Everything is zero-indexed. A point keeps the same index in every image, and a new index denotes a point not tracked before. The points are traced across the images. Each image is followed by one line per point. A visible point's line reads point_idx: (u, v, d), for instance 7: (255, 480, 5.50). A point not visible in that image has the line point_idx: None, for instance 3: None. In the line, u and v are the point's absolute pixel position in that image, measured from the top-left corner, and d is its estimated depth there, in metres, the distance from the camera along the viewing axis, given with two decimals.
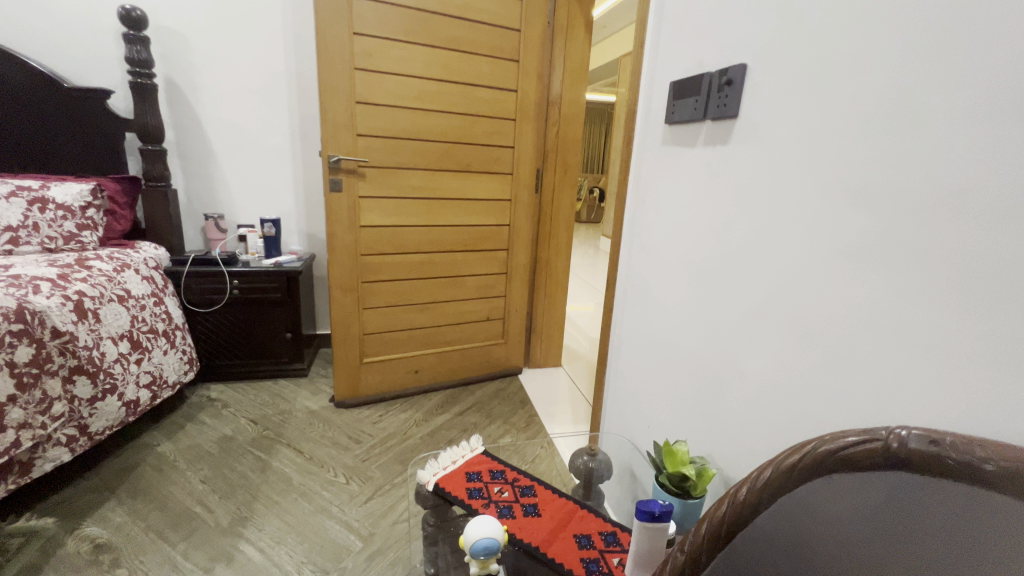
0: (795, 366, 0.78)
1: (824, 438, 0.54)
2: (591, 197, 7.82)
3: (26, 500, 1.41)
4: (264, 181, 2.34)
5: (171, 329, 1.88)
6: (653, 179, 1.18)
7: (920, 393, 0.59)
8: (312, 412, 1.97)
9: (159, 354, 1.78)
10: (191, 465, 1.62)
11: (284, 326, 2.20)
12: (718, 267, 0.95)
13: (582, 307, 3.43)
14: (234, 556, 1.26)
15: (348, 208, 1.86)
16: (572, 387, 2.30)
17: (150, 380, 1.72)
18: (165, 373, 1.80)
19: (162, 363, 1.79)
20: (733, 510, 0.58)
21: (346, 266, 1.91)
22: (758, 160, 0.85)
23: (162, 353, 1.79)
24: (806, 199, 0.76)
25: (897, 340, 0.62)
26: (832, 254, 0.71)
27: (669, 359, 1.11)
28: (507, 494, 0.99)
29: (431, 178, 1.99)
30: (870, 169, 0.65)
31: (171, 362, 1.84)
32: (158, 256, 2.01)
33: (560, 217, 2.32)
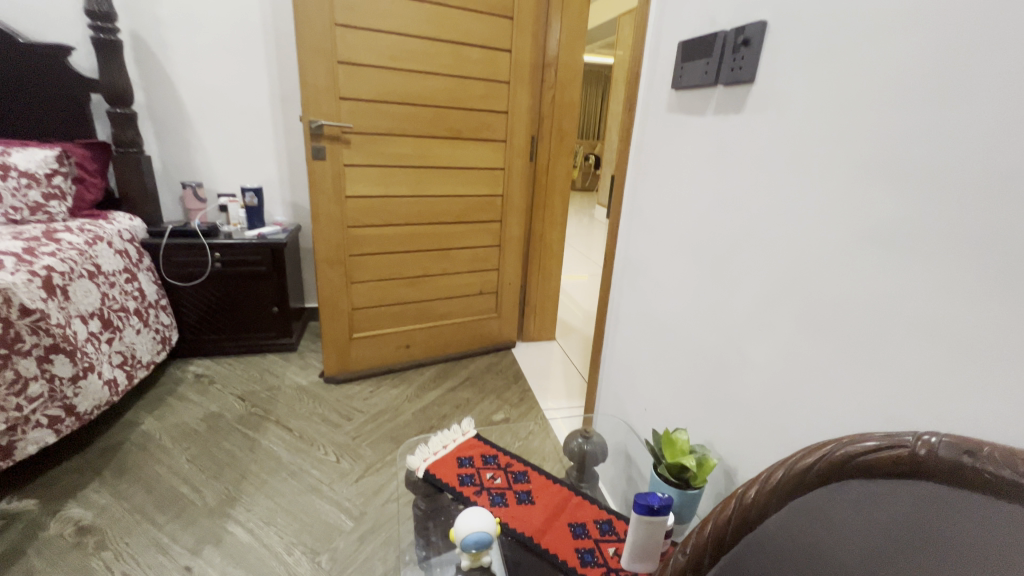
0: (806, 354, 0.74)
1: (840, 442, 0.51)
2: (587, 164, 7.65)
3: (7, 481, 1.38)
4: (244, 147, 2.22)
5: (143, 308, 1.81)
6: (657, 149, 1.10)
7: (946, 390, 0.55)
8: (302, 389, 1.93)
9: (131, 333, 1.72)
10: (177, 443, 1.58)
11: (270, 300, 2.13)
12: (725, 246, 0.89)
13: (577, 278, 3.38)
14: (223, 537, 1.24)
15: (332, 177, 1.77)
16: (567, 361, 2.28)
17: (122, 360, 1.66)
18: (138, 353, 1.74)
19: (134, 343, 1.72)
20: (739, 512, 0.55)
21: (332, 239, 1.84)
22: (773, 131, 0.78)
23: (134, 333, 1.73)
24: (826, 175, 0.69)
25: (924, 332, 0.57)
26: (853, 236, 0.65)
27: (670, 341, 1.06)
28: (499, 481, 0.96)
29: (420, 145, 1.89)
30: (903, 142, 0.59)
31: (144, 341, 1.78)
32: (133, 228, 1.91)
33: (556, 187, 2.23)
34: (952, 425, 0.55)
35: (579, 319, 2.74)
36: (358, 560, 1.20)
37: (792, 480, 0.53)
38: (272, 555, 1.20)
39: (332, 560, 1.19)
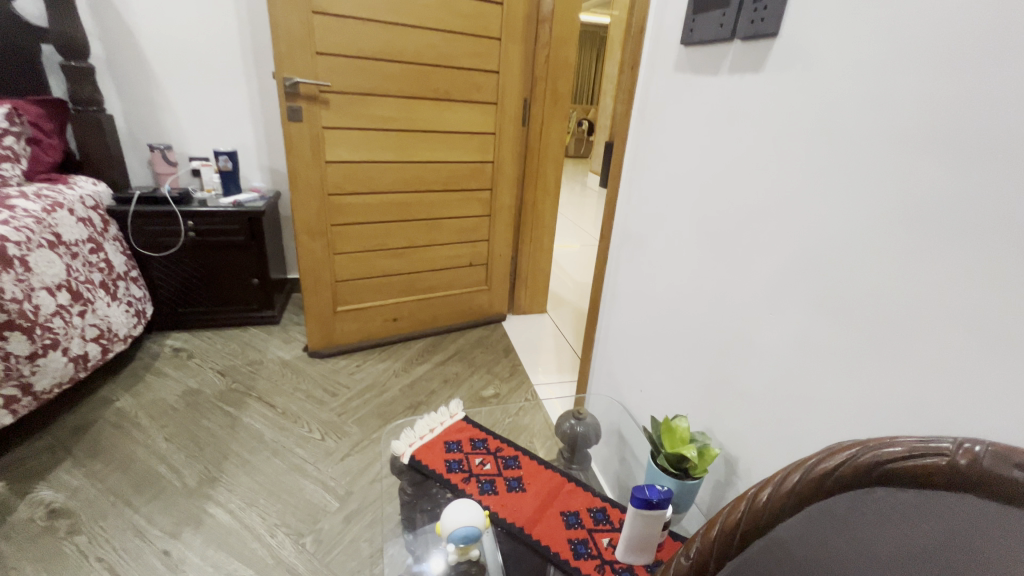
0: (818, 341, 0.68)
1: (865, 446, 0.46)
2: (580, 129, 7.43)
3: None
4: (215, 107, 2.07)
5: (111, 280, 1.70)
6: (661, 114, 1.02)
7: (982, 389, 0.50)
8: (285, 363, 1.87)
9: (103, 306, 1.63)
10: (154, 421, 1.52)
11: (249, 271, 2.03)
12: (734, 222, 0.83)
13: (569, 249, 3.30)
14: (203, 519, 1.20)
15: (311, 141, 1.65)
16: (558, 334, 2.23)
17: (97, 334, 1.58)
18: (114, 326, 1.65)
19: (109, 315, 1.64)
20: (750, 516, 0.50)
21: (312, 207, 1.73)
22: (796, 93, 0.70)
23: (106, 305, 1.64)
24: (853, 145, 0.62)
25: (958, 323, 0.52)
26: (882, 214, 0.59)
27: (669, 320, 1.01)
28: (489, 467, 0.92)
29: (405, 107, 1.76)
30: (951, 107, 0.51)
31: (119, 314, 1.69)
32: (98, 193, 1.79)
33: (549, 154, 2.12)
34: (983, 425, 0.50)
35: (570, 291, 2.68)
36: (344, 542, 1.17)
37: (810, 486, 0.48)
38: (254, 538, 1.17)
39: (317, 542, 1.16)
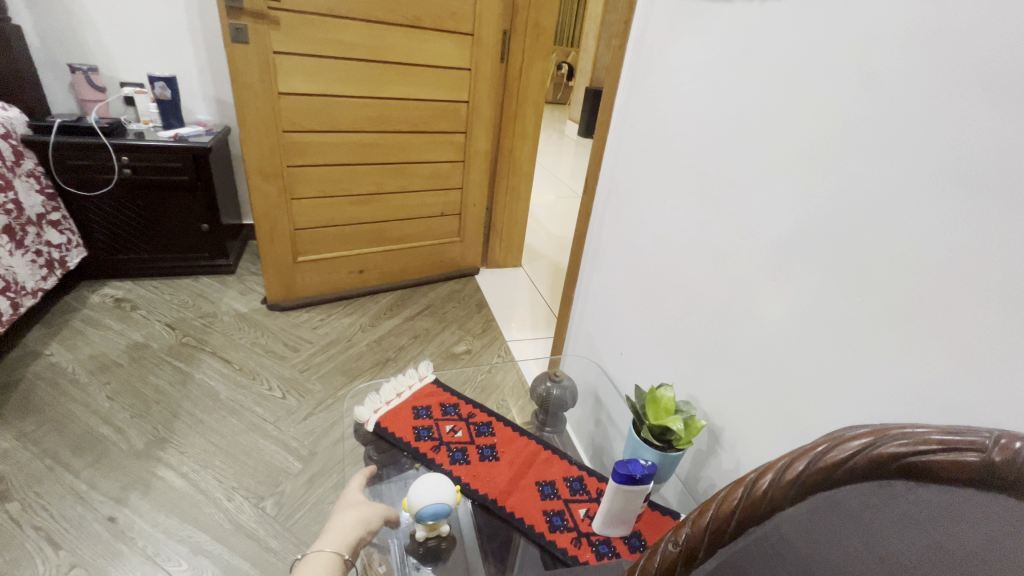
0: (824, 311, 0.63)
1: (887, 437, 0.42)
2: (559, 72, 7.07)
3: None
4: (148, 24, 1.80)
5: (21, 225, 1.51)
6: (661, 52, 0.91)
7: (1008, 374, 0.45)
8: (242, 316, 1.75)
9: (4, 255, 1.43)
10: (95, 378, 1.40)
11: (197, 215, 1.85)
12: (736, 179, 0.75)
13: (545, 199, 3.18)
14: (152, 483, 1.12)
15: (259, 67, 1.45)
16: (532, 289, 2.17)
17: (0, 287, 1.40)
18: (19, 278, 1.47)
19: (12, 266, 1.45)
20: (748, 501, 0.45)
21: (265, 145, 1.56)
22: (823, 27, 0.60)
23: (8, 255, 1.45)
24: (889, 90, 0.54)
25: (993, 299, 0.46)
26: (913, 173, 0.52)
27: (657, 282, 0.95)
28: (460, 435, 0.87)
29: (369, 33, 1.57)
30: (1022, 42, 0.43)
31: (24, 265, 1.50)
32: (9, 120, 1.55)
33: (529, 96, 1.95)
34: (1007, 414, 0.46)
35: (547, 245, 2.60)
36: (307, 504, 1.12)
37: (817, 475, 0.43)
38: (209, 502, 1.10)
39: (278, 505, 1.11)
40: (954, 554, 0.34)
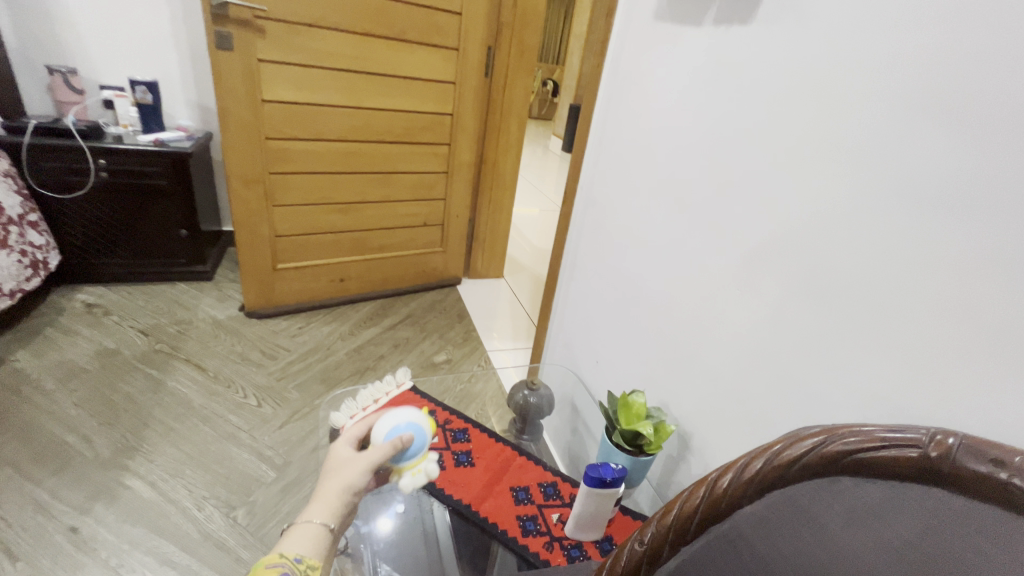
0: (789, 320, 0.66)
1: (838, 435, 0.43)
2: (545, 90, 7.21)
3: None
4: (130, 28, 1.79)
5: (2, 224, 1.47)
6: (635, 69, 0.95)
7: (955, 378, 0.49)
8: (217, 323, 1.72)
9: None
10: (62, 385, 1.36)
11: (175, 220, 1.83)
12: (707, 192, 0.78)
13: (529, 212, 3.22)
14: (119, 493, 1.09)
15: (242, 73, 1.46)
16: (514, 300, 2.18)
17: None
18: None
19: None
20: (708, 501, 0.48)
21: (246, 151, 1.56)
22: (783, 49, 0.65)
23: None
24: (842, 112, 0.58)
25: (944, 306, 0.49)
26: (863, 190, 0.56)
27: (632, 292, 0.97)
28: (436, 441, 0.88)
29: (354, 44, 1.59)
30: (964, 67, 0.47)
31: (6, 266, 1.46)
32: None
33: (512, 109, 1.98)
34: (956, 413, 0.49)
35: (529, 257, 2.63)
36: (279, 514, 1.10)
37: (772, 473, 0.46)
38: (177, 512, 1.07)
39: (250, 515, 1.09)
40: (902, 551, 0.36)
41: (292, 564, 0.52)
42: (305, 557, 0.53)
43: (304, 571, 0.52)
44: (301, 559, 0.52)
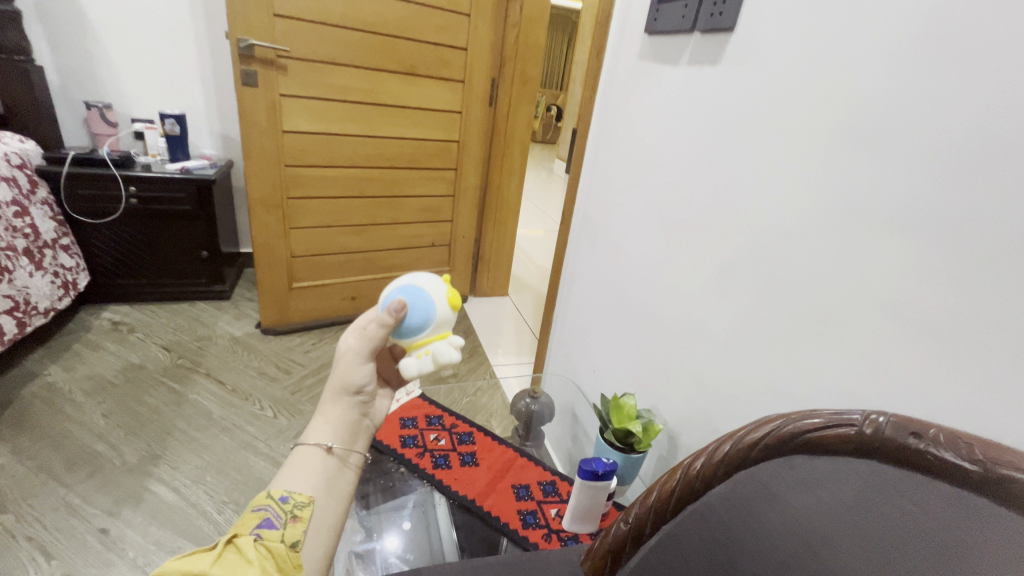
0: (764, 325, 0.74)
1: (790, 419, 0.50)
2: (549, 115, 7.42)
3: None
4: (162, 66, 1.94)
5: (38, 247, 1.59)
6: (624, 102, 1.05)
7: (901, 372, 0.56)
8: (236, 340, 1.81)
9: (22, 276, 1.51)
10: (90, 398, 1.44)
11: (198, 243, 1.94)
12: (691, 213, 0.86)
13: (533, 233, 3.32)
14: (145, 497, 1.16)
15: (265, 107, 1.58)
16: (518, 317, 2.26)
17: (12, 306, 1.46)
18: (33, 298, 1.54)
19: (29, 286, 1.53)
20: (684, 482, 0.55)
21: (267, 178, 1.67)
22: (749, 86, 0.75)
23: (26, 275, 1.53)
24: (799, 142, 0.67)
25: (888, 310, 0.57)
26: (819, 210, 0.65)
27: (626, 305, 1.05)
28: (443, 443, 0.96)
29: (368, 79, 1.71)
30: (895, 106, 0.56)
31: (41, 286, 1.57)
32: (26, 152, 1.65)
33: (515, 136, 2.09)
34: (902, 400, 0.56)
35: (533, 276, 2.72)
36: None
37: (738, 455, 0.53)
38: (199, 515, 1.14)
39: None
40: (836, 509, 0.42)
41: (277, 504, 0.52)
42: (292, 495, 0.54)
43: (292, 511, 0.52)
44: (291, 494, 0.53)
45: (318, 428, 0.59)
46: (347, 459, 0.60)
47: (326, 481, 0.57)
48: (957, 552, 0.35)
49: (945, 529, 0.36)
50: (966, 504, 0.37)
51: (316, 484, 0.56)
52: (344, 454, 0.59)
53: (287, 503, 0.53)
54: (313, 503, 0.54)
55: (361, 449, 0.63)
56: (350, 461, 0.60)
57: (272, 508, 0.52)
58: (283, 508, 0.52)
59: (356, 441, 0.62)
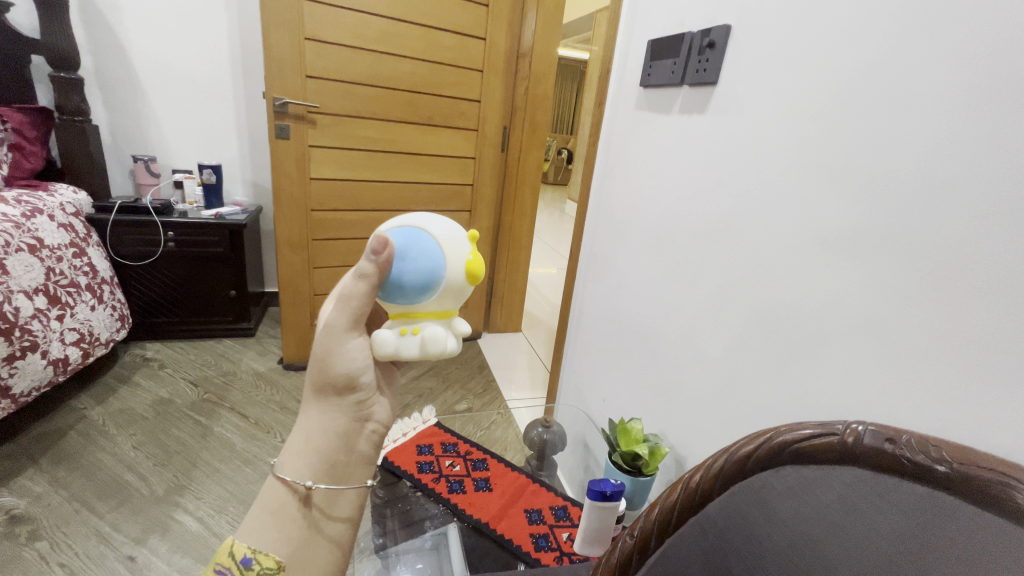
0: (760, 349, 0.79)
1: (781, 430, 0.54)
2: (560, 158, 7.69)
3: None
4: (203, 122, 2.13)
5: (97, 283, 1.73)
6: (627, 147, 1.15)
7: (882, 387, 0.61)
8: (259, 375, 1.88)
9: (86, 310, 1.65)
10: (122, 430, 1.51)
11: (227, 282, 2.04)
12: (688, 244, 0.94)
13: (545, 271, 3.41)
14: (171, 526, 1.20)
15: (296, 157, 1.71)
16: (531, 352, 2.30)
17: (78, 338, 1.59)
18: (95, 330, 1.67)
19: (91, 319, 1.66)
20: (685, 495, 0.57)
21: (295, 221, 1.79)
22: (735, 131, 0.84)
23: (89, 309, 1.66)
24: (782, 181, 0.75)
25: (868, 329, 0.62)
26: (802, 241, 0.71)
27: (635, 334, 1.11)
28: (458, 469, 1.01)
29: (389, 130, 1.86)
30: (861, 148, 0.63)
31: (101, 318, 1.71)
32: (78, 201, 1.81)
33: (526, 179, 2.20)
34: (884, 412, 0.61)
35: (546, 312, 2.77)
36: None
37: (733, 466, 0.56)
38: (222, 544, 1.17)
39: None
40: (819, 510, 0.44)
41: (240, 569, 0.50)
42: (257, 558, 0.50)
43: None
44: (255, 556, 0.50)
45: (293, 460, 0.54)
46: (332, 511, 0.55)
47: (302, 534, 0.53)
48: (933, 546, 0.37)
49: (922, 524, 0.39)
50: (938, 502, 0.41)
51: (288, 539, 0.52)
52: (329, 490, 0.55)
53: (251, 566, 0.50)
54: (284, 568, 0.51)
55: (357, 475, 0.58)
56: (342, 492, 0.56)
57: (234, 572, 0.50)
58: (247, 572, 0.50)
59: (349, 463, 0.57)
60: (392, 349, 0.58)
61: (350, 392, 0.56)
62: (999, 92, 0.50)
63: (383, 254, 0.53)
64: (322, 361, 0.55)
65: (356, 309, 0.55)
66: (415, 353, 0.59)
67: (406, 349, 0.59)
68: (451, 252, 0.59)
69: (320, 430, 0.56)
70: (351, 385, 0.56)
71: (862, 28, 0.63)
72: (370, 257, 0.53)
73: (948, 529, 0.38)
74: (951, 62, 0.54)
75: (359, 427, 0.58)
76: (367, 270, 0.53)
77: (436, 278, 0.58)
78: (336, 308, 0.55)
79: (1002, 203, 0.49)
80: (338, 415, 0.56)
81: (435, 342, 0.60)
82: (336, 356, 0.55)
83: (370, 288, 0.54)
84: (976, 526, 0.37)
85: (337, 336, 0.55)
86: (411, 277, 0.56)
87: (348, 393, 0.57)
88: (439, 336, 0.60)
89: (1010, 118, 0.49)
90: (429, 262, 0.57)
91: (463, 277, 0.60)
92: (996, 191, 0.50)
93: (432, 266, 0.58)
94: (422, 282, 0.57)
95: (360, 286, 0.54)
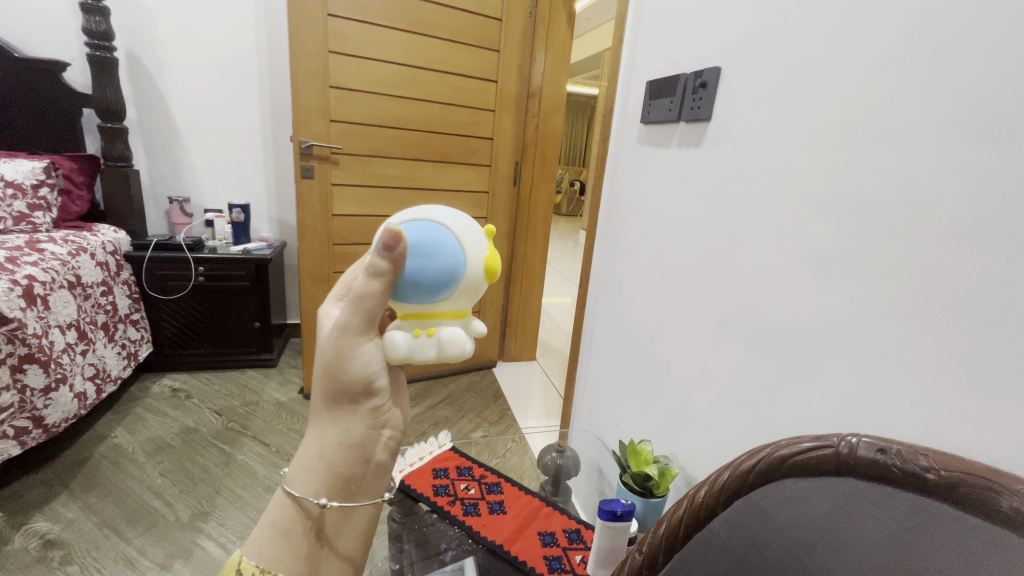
0: (761, 367, 0.82)
1: (780, 443, 0.53)
2: (573, 189, 7.85)
3: (19, 469, 1.47)
4: (234, 164, 2.27)
5: (114, 322, 1.81)
6: (630, 179, 1.22)
7: (878, 402, 0.63)
8: (280, 404, 1.93)
9: (101, 346, 1.72)
10: (150, 458, 1.57)
11: (252, 314, 2.14)
12: (689, 269, 0.98)
13: (559, 300, 3.45)
14: (194, 552, 1.23)
15: (319, 195, 1.82)
16: (545, 380, 2.31)
17: (93, 373, 1.66)
18: (107, 367, 1.74)
19: (104, 357, 1.73)
20: (690, 510, 0.56)
21: (317, 255, 1.87)
22: (729, 163, 0.89)
23: (103, 347, 1.73)
24: (776, 210, 0.79)
25: (860, 347, 0.65)
26: (795, 264, 0.75)
27: (645, 358, 1.13)
28: (473, 492, 1.03)
29: (406, 167, 1.96)
30: (845, 178, 0.68)
31: (112, 356, 1.78)
32: (117, 240, 1.93)
33: (537, 211, 2.27)
34: (883, 424, 0.63)
35: (561, 342, 2.79)
36: None
37: (737, 479, 0.55)
38: None
39: None
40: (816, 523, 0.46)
41: None
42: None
43: None
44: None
45: (307, 475, 0.57)
46: (337, 537, 0.58)
47: (309, 556, 0.55)
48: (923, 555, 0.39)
49: (914, 531, 0.41)
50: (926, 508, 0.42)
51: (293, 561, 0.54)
52: (340, 507, 0.57)
53: None
54: None
55: (369, 491, 0.61)
56: (353, 509, 0.59)
57: None
58: None
59: (364, 476, 0.60)
60: (407, 351, 0.61)
61: (365, 399, 0.59)
62: (967, 125, 0.54)
63: (396, 249, 0.55)
64: (337, 368, 0.57)
65: (370, 310, 0.57)
66: (429, 354, 0.63)
67: (423, 351, 0.63)
68: (471, 246, 0.64)
69: (333, 444, 0.58)
70: (367, 390, 0.59)
71: (841, 67, 0.69)
72: (383, 253, 0.55)
73: (937, 534, 0.40)
74: (917, 98, 0.59)
75: (375, 435, 0.60)
76: (380, 267, 0.55)
77: (454, 276, 0.63)
78: (351, 311, 0.56)
79: (975, 223, 0.53)
80: (352, 426, 0.59)
81: (453, 343, 0.65)
82: (351, 361, 0.57)
83: (383, 286, 0.56)
84: (959, 529, 0.39)
85: (352, 343, 0.57)
86: (432, 275, 0.61)
87: (362, 400, 0.59)
88: (457, 337, 0.65)
89: (976, 147, 0.53)
90: (447, 261, 0.62)
91: (481, 275, 0.65)
92: (969, 214, 0.54)
93: (447, 264, 0.62)
94: (435, 280, 0.61)
95: (373, 284, 0.55)
